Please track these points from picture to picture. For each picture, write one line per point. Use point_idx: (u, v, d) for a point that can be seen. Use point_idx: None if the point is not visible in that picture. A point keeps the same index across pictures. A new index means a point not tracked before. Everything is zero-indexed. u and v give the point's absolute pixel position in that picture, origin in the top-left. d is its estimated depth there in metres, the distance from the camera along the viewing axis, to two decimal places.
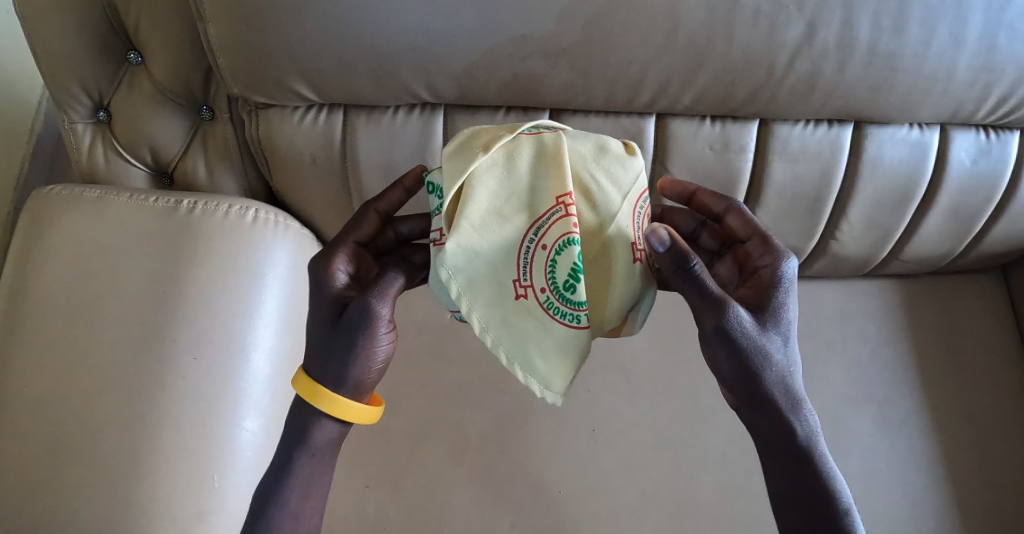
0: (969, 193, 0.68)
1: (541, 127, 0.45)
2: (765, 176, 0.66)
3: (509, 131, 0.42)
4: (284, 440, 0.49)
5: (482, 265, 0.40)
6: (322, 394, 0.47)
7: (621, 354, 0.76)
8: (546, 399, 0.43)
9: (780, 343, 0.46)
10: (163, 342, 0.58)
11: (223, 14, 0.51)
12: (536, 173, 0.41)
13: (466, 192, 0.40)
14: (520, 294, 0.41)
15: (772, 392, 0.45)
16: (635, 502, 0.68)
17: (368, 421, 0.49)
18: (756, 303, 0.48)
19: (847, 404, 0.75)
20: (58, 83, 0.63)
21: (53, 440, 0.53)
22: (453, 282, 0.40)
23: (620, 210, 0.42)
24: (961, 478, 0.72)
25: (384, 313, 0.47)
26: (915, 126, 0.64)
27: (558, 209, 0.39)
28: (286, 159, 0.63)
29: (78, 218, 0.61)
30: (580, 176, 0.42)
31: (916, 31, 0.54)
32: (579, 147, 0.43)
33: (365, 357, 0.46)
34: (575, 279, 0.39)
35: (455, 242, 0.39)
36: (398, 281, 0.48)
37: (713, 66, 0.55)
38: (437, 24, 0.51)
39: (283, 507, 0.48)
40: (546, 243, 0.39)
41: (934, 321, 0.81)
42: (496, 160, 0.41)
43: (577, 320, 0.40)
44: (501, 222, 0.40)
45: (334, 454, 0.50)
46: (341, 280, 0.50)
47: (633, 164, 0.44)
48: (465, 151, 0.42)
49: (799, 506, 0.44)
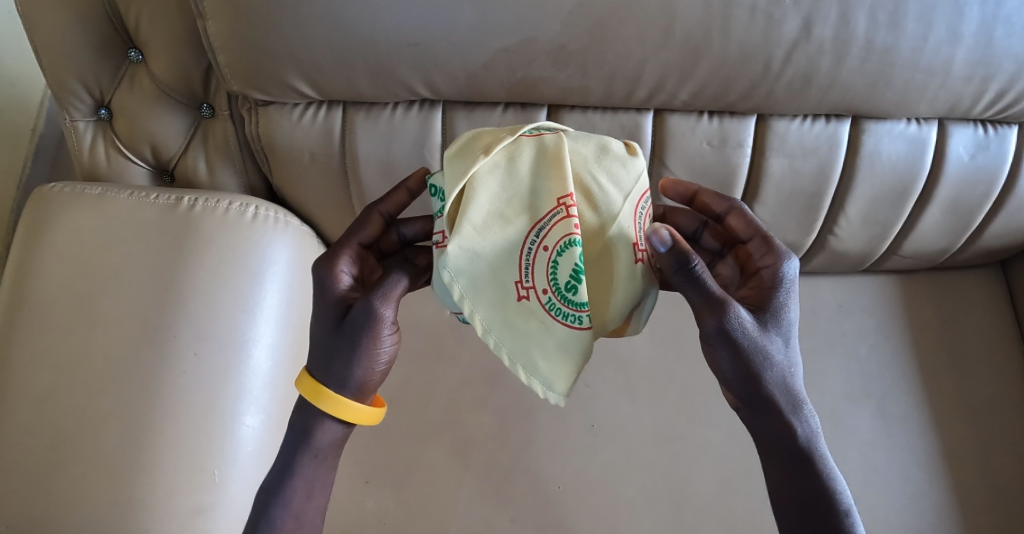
0: (967, 188, 0.68)
1: (542, 128, 0.45)
2: (763, 172, 0.66)
3: (510, 134, 0.43)
4: (287, 441, 0.49)
5: (484, 267, 0.41)
6: (325, 394, 0.47)
7: (619, 350, 0.76)
8: (549, 400, 0.43)
9: (781, 344, 0.46)
10: (163, 338, 0.58)
11: (222, 12, 0.52)
12: (538, 174, 0.42)
13: (468, 193, 0.40)
14: (523, 295, 0.41)
15: (773, 393, 0.45)
16: (634, 499, 0.68)
17: (369, 423, 0.49)
18: (757, 304, 0.48)
19: (846, 400, 0.75)
20: (59, 81, 0.63)
21: (54, 435, 0.54)
22: (455, 284, 0.41)
23: (621, 210, 0.42)
24: (961, 475, 0.72)
25: (387, 314, 0.47)
26: (913, 121, 0.64)
27: (558, 210, 0.40)
28: (286, 156, 0.64)
29: (79, 216, 0.62)
30: (581, 177, 0.42)
31: (912, 26, 0.54)
32: (580, 149, 0.43)
33: (368, 358, 0.47)
34: (577, 280, 0.39)
35: (456, 244, 0.39)
36: (400, 283, 0.48)
37: (710, 62, 0.55)
38: (434, 20, 0.52)
39: (285, 508, 0.48)
40: (547, 245, 0.40)
41: (934, 317, 0.81)
42: (497, 162, 0.42)
43: (579, 321, 0.40)
44: (503, 223, 0.41)
45: (337, 455, 0.50)
46: (345, 282, 0.51)
47: (634, 165, 0.44)
48: (467, 154, 0.43)
49: (797, 505, 0.45)
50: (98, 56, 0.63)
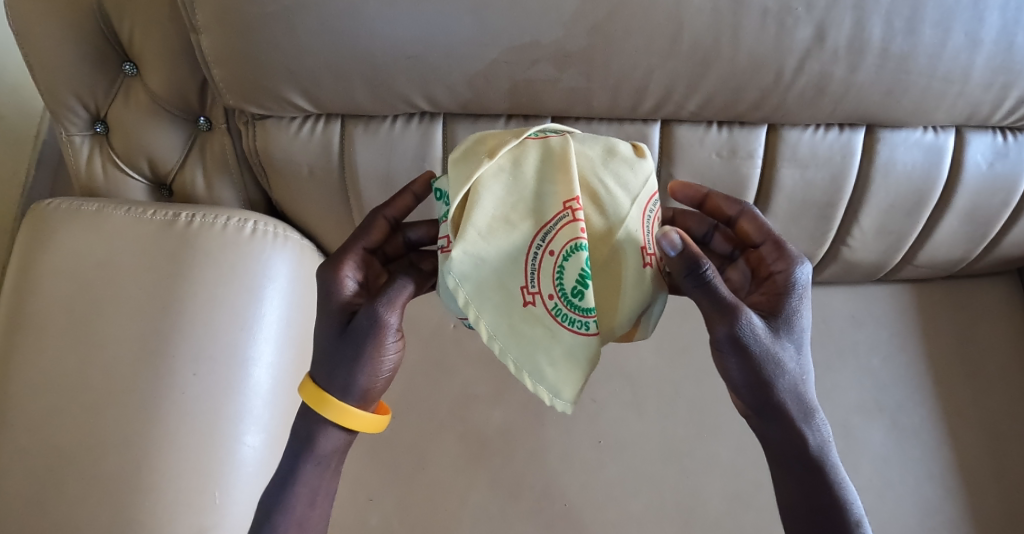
0: (985, 197, 0.66)
1: (548, 131, 0.44)
2: (774, 182, 0.65)
3: (515, 136, 0.41)
4: (290, 447, 0.48)
5: (489, 272, 0.39)
6: (329, 402, 0.46)
7: (626, 363, 0.75)
8: (556, 407, 0.42)
9: (792, 351, 0.44)
10: (162, 358, 0.57)
11: (217, 26, 0.50)
12: (543, 178, 0.40)
13: (472, 198, 0.39)
14: (529, 300, 0.40)
15: (785, 400, 0.44)
16: (641, 516, 0.67)
17: (374, 430, 0.48)
18: (769, 310, 0.46)
19: (860, 412, 0.74)
20: (54, 97, 0.62)
21: (54, 458, 0.53)
22: (459, 289, 0.40)
23: (629, 213, 0.40)
24: (978, 490, 0.70)
25: (392, 321, 0.46)
26: (929, 128, 0.62)
27: (565, 214, 0.38)
28: (284, 170, 0.62)
29: (76, 233, 0.61)
30: (588, 180, 0.40)
31: (931, 32, 0.52)
32: (587, 151, 0.42)
33: (372, 365, 0.45)
34: (584, 286, 0.37)
35: (461, 249, 0.38)
36: (406, 289, 0.47)
37: (719, 73, 0.53)
38: (434, 33, 0.50)
39: (287, 516, 0.48)
40: (553, 250, 0.38)
41: (948, 327, 0.79)
42: (501, 166, 0.40)
43: (586, 327, 0.39)
44: (508, 228, 0.39)
45: (339, 462, 0.49)
46: (349, 288, 0.49)
47: (641, 167, 0.42)
48: (470, 158, 0.41)
49: (807, 514, 0.44)
50: (92, 71, 0.61)
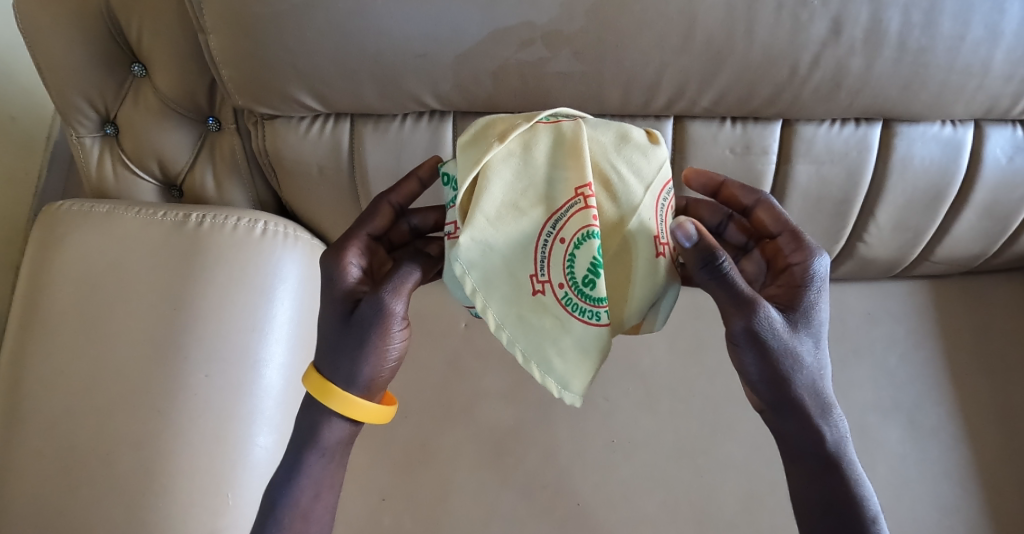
0: (1005, 191, 0.65)
1: (560, 115, 0.43)
2: (789, 177, 0.64)
3: (526, 120, 0.40)
4: (294, 440, 0.48)
5: (498, 260, 0.39)
6: (334, 393, 0.46)
7: (640, 361, 0.75)
8: (564, 399, 0.42)
9: (810, 345, 0.44)
10: (174, 358, 0.57)
11: (226, 26, 0.50)
12: (554, 163, 0.39)
13: (481, 183, 0.38)
14: (538, 289, 0.40)
15: (803, 396, 0.43)
16: (655, 515, 0.66)
17: (379, 421, 0.48)
18: (787, 304, 0.45)
19: (876, 410, 0.73)
20: (63, 98, 0.63)
21: (68, 459, 0.53)
22: (467, 277, 0.39)
23: (641, 201, 0.39)
24: (997, 488, 0.69)
25: (397, 309, 0.45)
26: (949, 122, 0.61)
27: (576, 200, 0.37)
28: (294, 169, 0.62)
29: (88, 234, 0.61)
30: (600, 166, 0.40)
31: (950, 24, 0.51)
32: (600, 137, 0.41)
33: (376, 355, 0.45)
34: (595, 275, 0.36)
35: (468, 235, 0.37)
36: (412, 276, 0.46)
37: (733, 68, 0.52)
38: (443, 31, 0.50)
39: (292, 506, 0.48)
40: (564, 237, 0.38)
41: (967, 323, 0.78)
42: (512, 150, 0.39)
43: (597, 317, 0.38)
44: (518, 215, 0.38)
45: (344, 455, 0.49)
46: (353, 275, 0.48)
47: (655, 154, 0.41)
48: (481, 141, 0.40)
49: (821, 508, 0.43)
50: (102, 72, 0.61)
